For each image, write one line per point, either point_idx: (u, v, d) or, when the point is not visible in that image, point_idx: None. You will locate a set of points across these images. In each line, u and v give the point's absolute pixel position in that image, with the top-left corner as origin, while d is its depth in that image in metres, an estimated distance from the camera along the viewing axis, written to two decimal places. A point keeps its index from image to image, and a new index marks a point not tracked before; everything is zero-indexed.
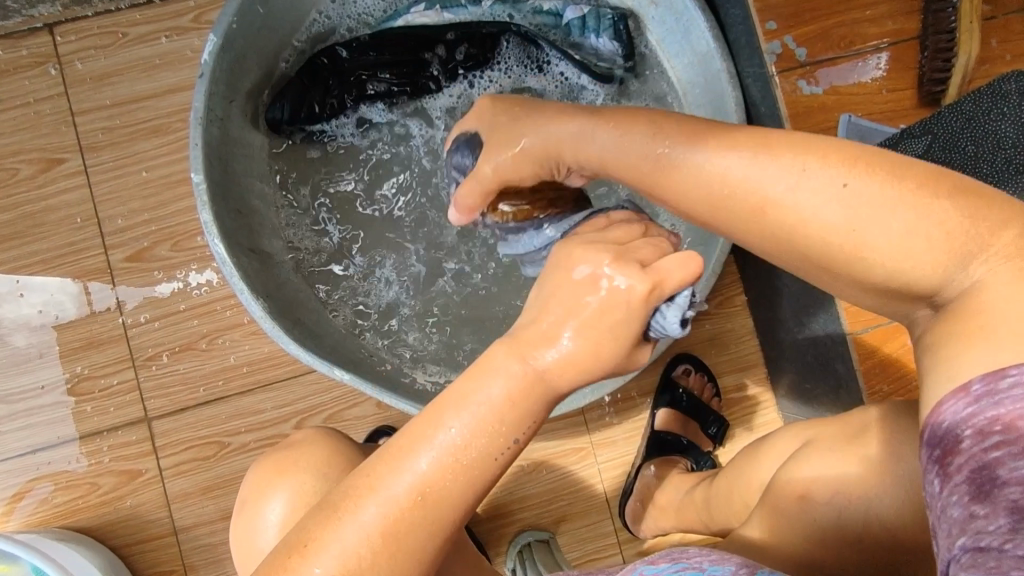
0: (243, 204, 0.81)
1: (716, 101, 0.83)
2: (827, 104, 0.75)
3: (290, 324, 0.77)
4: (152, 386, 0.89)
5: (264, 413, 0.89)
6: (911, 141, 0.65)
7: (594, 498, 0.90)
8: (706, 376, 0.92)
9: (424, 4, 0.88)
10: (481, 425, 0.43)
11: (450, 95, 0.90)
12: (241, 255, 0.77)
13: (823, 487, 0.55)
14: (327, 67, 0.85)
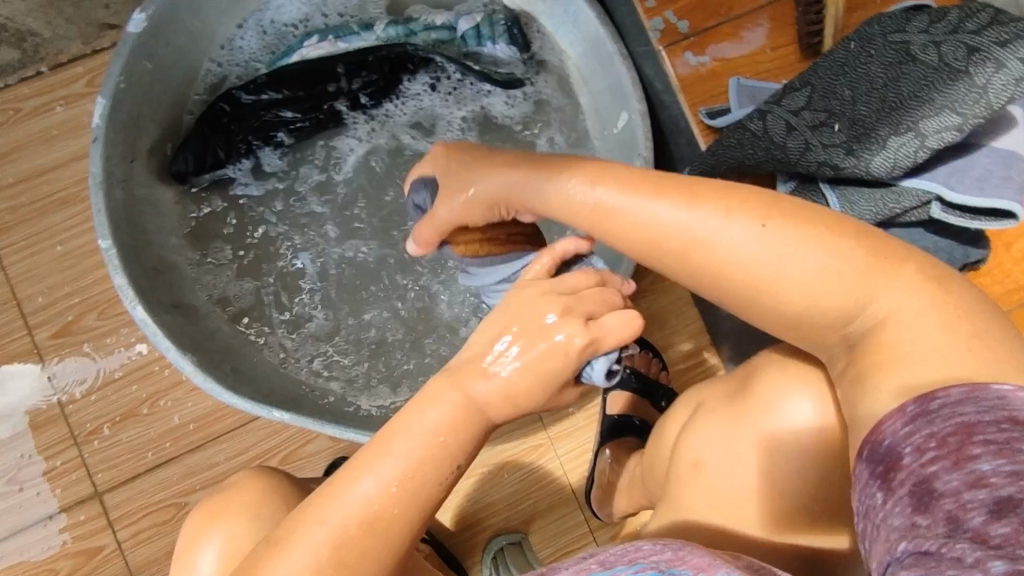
0: (159, 260, 0.80)
1: (615, 85, 0.83)
2: (715, 71, 0.76)
3: (224, 374, 0.76)
4: (98, 459, 0.87)
5: (217, 467, 0.88)
6: (792, 95, 0.67)
7: (562, 493, 0.89)
8: (652, 353, 0.91)
9: (317, 36, 0.88)
10: (420, 459, 0.45)
11: (356, 124, 0.90)
12: (163, 314, 0.76)
13: (713, 455, 0.54)
14: (226, 113, 0.85)
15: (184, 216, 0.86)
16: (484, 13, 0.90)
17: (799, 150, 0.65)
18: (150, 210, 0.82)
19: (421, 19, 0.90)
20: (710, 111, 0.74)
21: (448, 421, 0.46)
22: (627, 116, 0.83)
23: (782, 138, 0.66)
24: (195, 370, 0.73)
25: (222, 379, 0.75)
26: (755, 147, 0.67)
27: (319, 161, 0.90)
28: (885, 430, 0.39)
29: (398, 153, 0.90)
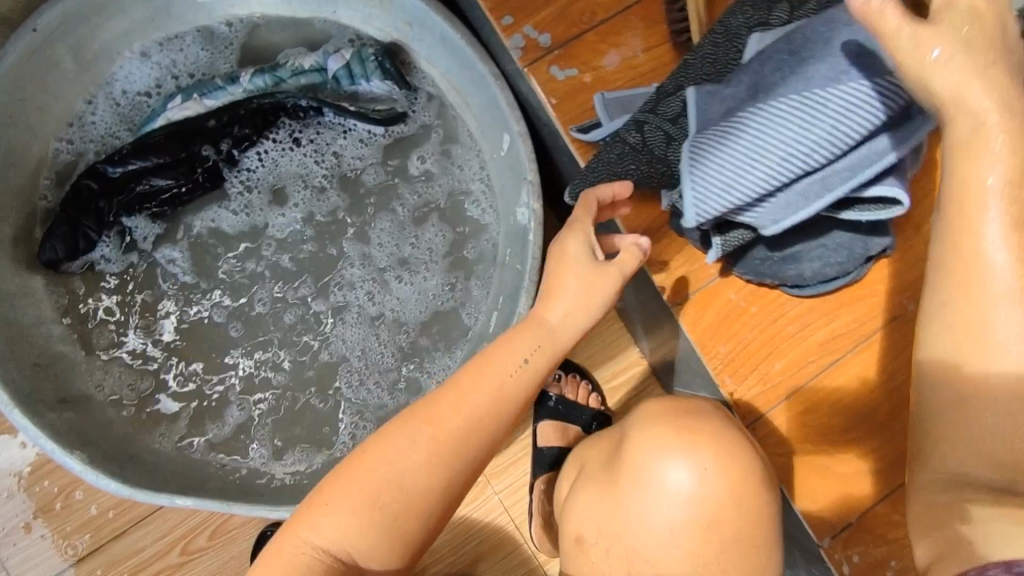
0: (41, 355, 0.77)
1: (491, 106, 0.80)
2: (585, 83, 0.72)
3: (119, 466, 0.73)
4: (20, 561, 0.84)
5: (145, 550, 0.85)
6: (667, 101, 0.63)
7: (503, 531, 0.87)
8: (578, 376, 0.89)
9: (180, 97, 0.85)
10: (428, 459, 0.53)
11: (242, 179, 0.86)
12: (45, 414, 0.72)
13: (592, 531, 0.61)
14: (93, 190, 0.81)
15: (65, 304, 0.82)
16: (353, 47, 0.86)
17: (666, 164, 0.62)
18: (26, 304, 0.78)
19: (288, 63, 0.87)
20: (580, 128, 0.71)
21: (481, 407, 0.54)
22: (508, 137, 0.80)
23: (660, 152, 0.62)
24: (85, 466, 0.69)
25: (119, 473, 0.72)
26: (635, 163, 0.62)
27: (207, 223, 0.86)
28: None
29: (288, 204, 0.87)
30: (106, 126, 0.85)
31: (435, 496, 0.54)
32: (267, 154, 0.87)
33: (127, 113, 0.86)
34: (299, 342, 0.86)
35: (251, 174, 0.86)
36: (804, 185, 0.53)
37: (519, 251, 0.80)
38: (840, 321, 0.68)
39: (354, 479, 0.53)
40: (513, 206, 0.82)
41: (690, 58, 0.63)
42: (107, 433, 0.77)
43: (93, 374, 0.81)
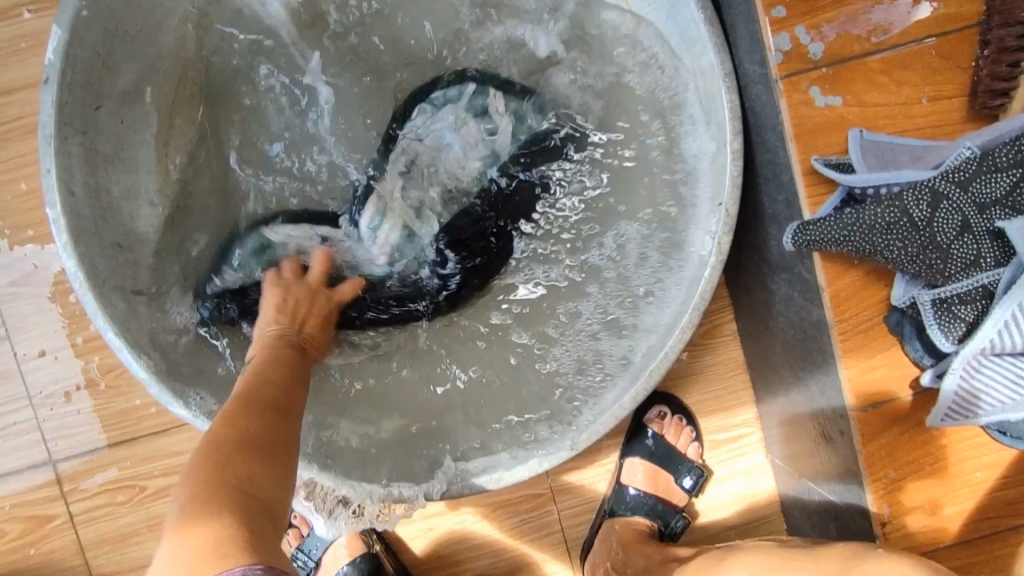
0: (126, 235, 0.68)
1: (708, 103, 0.65)
2: (845, 119, 0.57)
3: (183, 379, 0.65)
4: (53, 426, 0.79)
5: (182, 456, 0.80)
6: (987, 178, 0.48)
7: (554, 548, 0.83)
8: (684, 419, 0.81)
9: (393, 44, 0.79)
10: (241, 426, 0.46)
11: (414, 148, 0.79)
12: (118, 302, 0.64)
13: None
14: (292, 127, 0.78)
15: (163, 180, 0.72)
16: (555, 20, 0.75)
17: (941, 258, 0.49)
18: (120, 172, 0.68)
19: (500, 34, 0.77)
20: (824, 163, 0.57)
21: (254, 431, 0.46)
22: (715, 147, 0.65)
23: (942, 241, 0.49)
24: (150, 378, 0.62)
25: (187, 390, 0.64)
26: (904, 241, 0.50)
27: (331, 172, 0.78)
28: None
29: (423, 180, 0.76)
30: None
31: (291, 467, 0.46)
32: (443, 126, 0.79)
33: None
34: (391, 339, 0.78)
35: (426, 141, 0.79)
36: None
37: (682, 280, 0.68)
38: None
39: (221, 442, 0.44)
40: (690, 224, 0.68)
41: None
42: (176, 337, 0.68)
43: (175, 271, 0.72)
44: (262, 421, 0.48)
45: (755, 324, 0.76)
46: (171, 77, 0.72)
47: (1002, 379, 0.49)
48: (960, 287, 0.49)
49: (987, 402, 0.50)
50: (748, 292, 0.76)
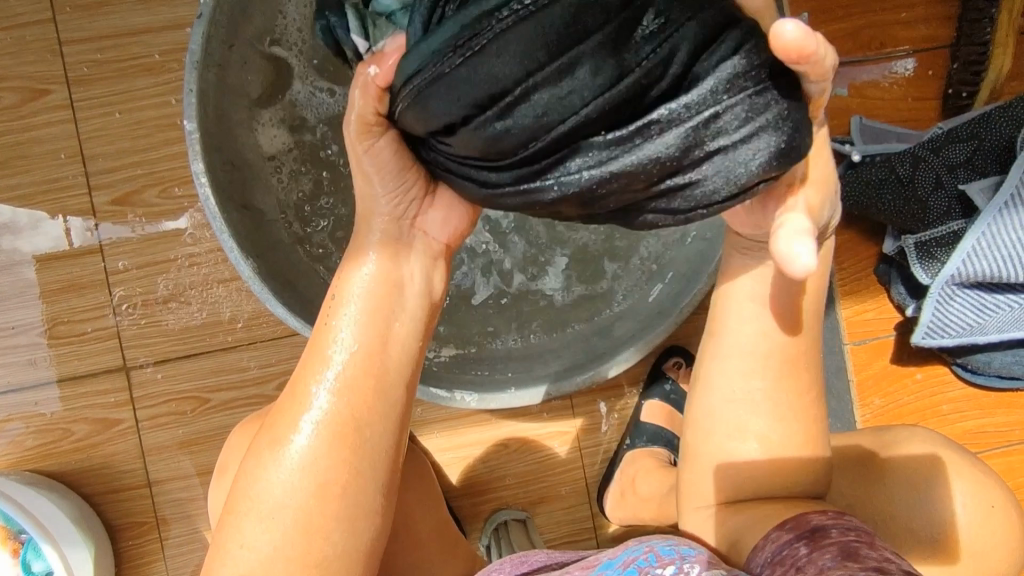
0: (238, 156, 0.78)
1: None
2: (849, 107, 0.73)
3: (279, 286, 0.75)
4: (130, 336, 0.87)
5: (246, 372, 0.88)
6: (953, 147, 0.63)
7: (574, 484, 0.92)
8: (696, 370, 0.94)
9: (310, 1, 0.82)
10: (319, 461, 0.49)
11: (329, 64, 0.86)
12: (232, 211, 0.74)
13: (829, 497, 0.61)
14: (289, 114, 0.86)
15: (264, 115, 0.83)
16: None
17: (921, 209, 0.64)
18: (239, 103, 0.78)
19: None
20: (833, 139, 0.71)
21: (324, 462, 0.49)
22: None
23: (921, 196, 0.64)
24: (255, 275, 0.71)
25: (282, 296, 0.74)
26: (894, 194, 0.64)
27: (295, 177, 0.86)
28: (817, 515, 0.47)
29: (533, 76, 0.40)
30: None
31: (333, 530, 0.49)
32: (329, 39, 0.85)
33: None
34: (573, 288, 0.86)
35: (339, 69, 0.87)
36: None
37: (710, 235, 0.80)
38: (990, 421, 0.74)
39: (349, 441, 0.50)
40: None
41: (993, 113, 0.63)
42: (272, 251, 0.78)
43: (275, 207, 0.82)
44: (354, 475, 0.50)
45: None
46: (288, 38, 0.83)
47: (969, 308, 0.62)
48: (935, 232, 0.63)
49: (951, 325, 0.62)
50: None
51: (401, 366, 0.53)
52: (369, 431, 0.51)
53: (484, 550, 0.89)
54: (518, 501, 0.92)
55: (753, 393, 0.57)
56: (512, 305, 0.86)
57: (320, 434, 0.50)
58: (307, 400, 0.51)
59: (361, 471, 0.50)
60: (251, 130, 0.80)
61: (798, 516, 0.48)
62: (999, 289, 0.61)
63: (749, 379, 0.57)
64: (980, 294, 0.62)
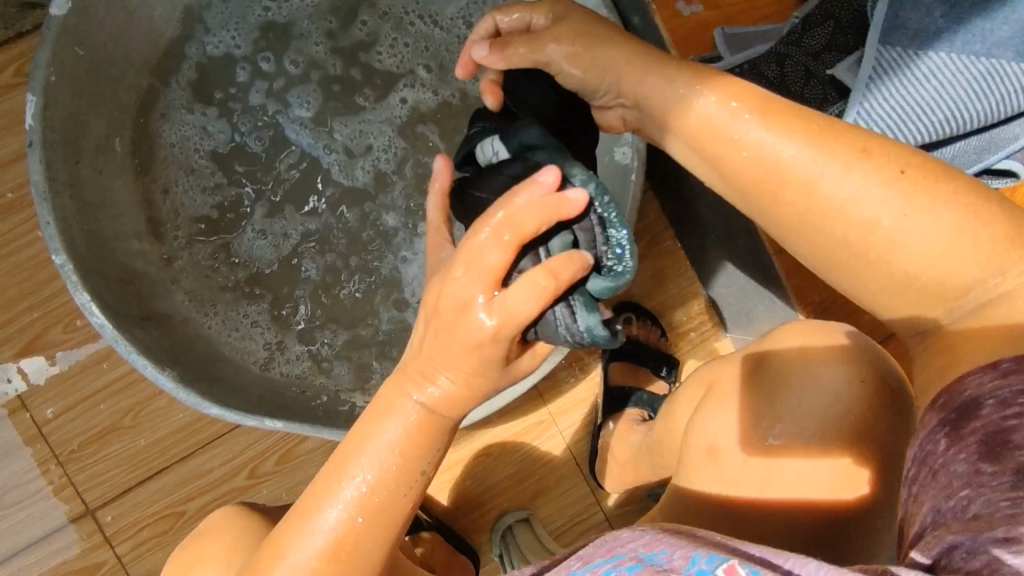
0: (127, 270, 0.75)
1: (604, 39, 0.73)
2: (707, 22, 0.70)
3: (207, 385, 0.72)
4: (84, 478, 0.83)
5: (213, 473, 0.86)
6: (812, 33, 0.62)
7: (568, 467, 0.91)
8: (650, 320, 0.90)
9: (164, 122, 0.83)
10: (331, 551, 0.47)
11: (192, 182, 0.84)
12: (133, 327, 0.70)
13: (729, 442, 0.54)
14: (184, 235, 0.83)
15: (151, 222, 0.81)
16: (203, 78, 0.84)
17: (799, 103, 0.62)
18: (109, 218, 0.75)
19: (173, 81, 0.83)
20: (699, 59, 0.69)
21: (332, 551, 0.47)
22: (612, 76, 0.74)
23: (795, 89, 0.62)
24: (176, 385, 0.68)
25: (213, 392, 0.71)
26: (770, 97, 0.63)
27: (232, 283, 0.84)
28: (977, 376, 0.39)
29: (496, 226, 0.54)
30: (186, 83, 0.84)
31: None
32: (180, 152, 0.83)
33: (203, 77, 0.84)
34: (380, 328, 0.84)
35: (208, 183, 0.84)
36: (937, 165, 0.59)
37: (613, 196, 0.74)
38: None
39: (366, 530, 0.48)
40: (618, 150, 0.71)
41: None
42: (191, 352, 0.75)
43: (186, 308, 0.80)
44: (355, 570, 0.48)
45: (687, 221, 0.87)
46: (151, 145, 0.82)
47: None
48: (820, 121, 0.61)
49: None
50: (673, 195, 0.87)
51: (440, 437, 0.50)
52: (397, 517, 0.49)
53: (501, 562, 0.88)
54: (518, 503, 0.90)
55: (831, 180, 0.45)
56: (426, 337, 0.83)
57: (339, 524, 0.47)
58: (331, 481, 0.48)
59: (376, 535, 0.49)
60: (132, 237, 0.78)
61: (950, 388, 0.40)
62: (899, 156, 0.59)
63: (829, 179, 0.44)
64: None
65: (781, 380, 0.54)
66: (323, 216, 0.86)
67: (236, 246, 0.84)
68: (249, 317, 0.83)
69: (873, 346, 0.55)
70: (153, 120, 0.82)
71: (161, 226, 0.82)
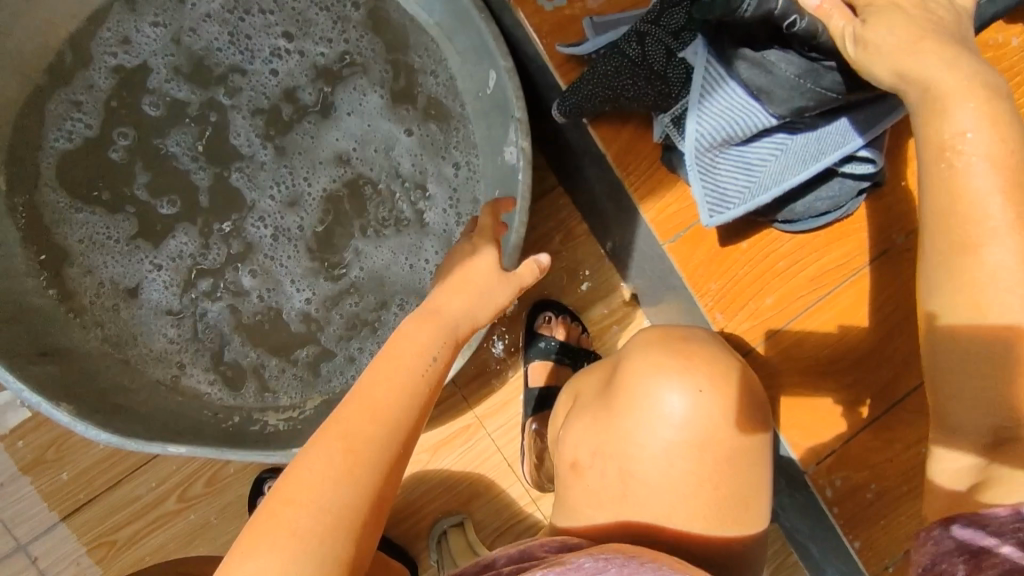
0: (23, 309, 0.76)
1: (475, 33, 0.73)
2: (573, 16, 0.71)
3: (102, 415, 0.72)
4: (12, 514, 0.85)
5: (142, 499, 0.87)
6: (669, 13, 0.64)
7: (498, 468, 0.92)
8: (569, 317, 0.91)
9: (49, 180, 0.82)
10: None
11: (89, 236, 0.83)
12: (27, 366, 0.71)
13: (585, 450, 0.59)
14: (96, 287, 0.83)
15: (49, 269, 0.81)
16: (75, 124, 0.82)
17: (664, 83, 0.64)
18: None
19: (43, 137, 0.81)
20: (565, 48, 0.70)
21: None
22: (494, 74, 0.73)
23: (658, 69, 0.64)
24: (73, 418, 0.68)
25: (110, 422, 0.71)
26: (632, 78, 0.64)
27: (183, 343, 0.84)
28: None
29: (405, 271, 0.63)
30: (55, 158, 0.82)
31: None
32: (76, 211, 0.83)
33: (76, 149, 0.83)
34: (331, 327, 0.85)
35: (108, 229, 0.84)
36: (800, 147, 0.58)
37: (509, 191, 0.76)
38: (829, 257, 0.72)
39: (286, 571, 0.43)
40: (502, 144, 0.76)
41: None
42: (94, 383, 0.76)
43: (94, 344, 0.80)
44: None
45: (593, 214, 0.87)
46: (39, 196, 0.81)
47: (734, 170, 0.60)
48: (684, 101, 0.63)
49: (733, 193, 0.61)
50: (576, 189, 0.87)
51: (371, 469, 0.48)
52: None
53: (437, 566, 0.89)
54: (453, 507, 0.91)
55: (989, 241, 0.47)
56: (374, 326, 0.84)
57: None
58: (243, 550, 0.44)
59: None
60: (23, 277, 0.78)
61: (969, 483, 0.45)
62: (752, 138, 0.59)
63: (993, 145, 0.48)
64: (740, 149, 0.60)
65: (628, 398, 0.58)
66: (247, 232, 0.85)
67: (164, 284, 0.84)
68: (199, 345, 0.84)
69: (717, 360, 0.59)
70: (40, 213, 0.82)
71: (79, 315, 0.81)
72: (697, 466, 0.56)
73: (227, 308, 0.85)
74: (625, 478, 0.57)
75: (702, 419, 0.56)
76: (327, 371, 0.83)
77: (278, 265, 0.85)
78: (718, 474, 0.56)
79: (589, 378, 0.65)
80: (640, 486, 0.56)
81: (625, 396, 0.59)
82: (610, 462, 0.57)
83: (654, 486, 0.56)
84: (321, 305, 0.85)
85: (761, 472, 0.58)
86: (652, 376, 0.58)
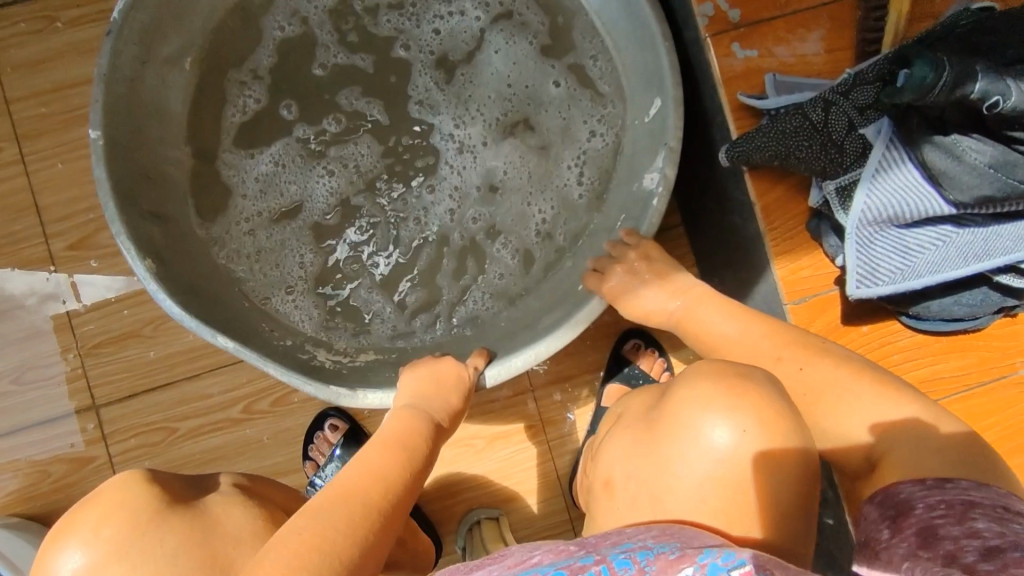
0: (157, 175, 0.77)
1: (631, 5, 0.69)
2: (761, 67, 0.72)
3: (185, 296, 0.71)
4: (96, 375, 0.89)
5: (212, 399, 0.90)
6: (862, 88, 0.62)
7: (545, 478, 0.92)
8: (656, 353, 0.92)
9: (217, 58, 0.83)
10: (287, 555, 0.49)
11: (247, 113, 0.85)
12: (136, 219, 0.71)
13: (620, 471, 0.55)
14: (241, 165, 0.85)
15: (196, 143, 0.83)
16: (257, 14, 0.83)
17: (838, 153, 0.63)
18: (156, 123, 0.77)
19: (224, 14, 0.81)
20: (745, 97, 0.71)
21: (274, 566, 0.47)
22: (660, 102, 0.70)
23: (837, 138, 0.62)
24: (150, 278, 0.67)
25: (204, 311, 0.71)
26: (809, 140, 0.63)
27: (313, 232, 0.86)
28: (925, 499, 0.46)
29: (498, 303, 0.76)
30: (233, 40, 0.83)
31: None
32: (236, 89, 0.85)
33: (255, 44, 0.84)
34: (466, 255, 0.85)
35: (263, 112, 0.86)
36: (963, 244, 0.59)
37: (633, 219, 0.73)
38: (945, 365, 0.72)
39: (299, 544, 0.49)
40: (643, 170, 0.73)
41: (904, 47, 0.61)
42: (185, 259, 0.76)
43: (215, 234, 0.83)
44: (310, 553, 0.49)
45: (710, 261, 0.87)
46: (213, 76, 0.83)
47: (891, 250, 0.60)
48: (855, 174, 0.62)
49: (885, 271, 0.60)
50: (701, 233, 0.88)
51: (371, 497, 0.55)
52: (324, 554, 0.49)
53: (461, 553, 0.89)
54: (491, 501, 0.91)
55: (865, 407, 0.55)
56: (513, 261, 0.84)
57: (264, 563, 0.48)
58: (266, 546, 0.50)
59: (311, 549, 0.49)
60: (171, 143, 0.80)
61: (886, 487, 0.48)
62: (918, 223, 0.59)
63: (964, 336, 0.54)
64: (900, 231, 0.60)
65: (671, 425, 0.51)
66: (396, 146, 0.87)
67: (306, 173, 0.86)
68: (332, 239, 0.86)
69: (774, 403, 0.48)
70: (200, 95, 0.83)
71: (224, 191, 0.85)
72: (730, 506, 0.47)
73: (368, 215, 0.87)
74: (653, 505, 0.51)
75: (732, 460, 0.48)
76: (458, 295, 0.84)
77: (421, 186, 0.87)
78: (753, 523, 0.47)
79: (636, 402, 0.60)
80: (665, 517, 0.49)
81: (659, 420, 0.52)
82: (641, 486, 0.52)
83: (678, 520, 0.48)
84: (460, 231, 0.86)
85: (807, 533, 0.48)
86: (693, 407, 0.49)
